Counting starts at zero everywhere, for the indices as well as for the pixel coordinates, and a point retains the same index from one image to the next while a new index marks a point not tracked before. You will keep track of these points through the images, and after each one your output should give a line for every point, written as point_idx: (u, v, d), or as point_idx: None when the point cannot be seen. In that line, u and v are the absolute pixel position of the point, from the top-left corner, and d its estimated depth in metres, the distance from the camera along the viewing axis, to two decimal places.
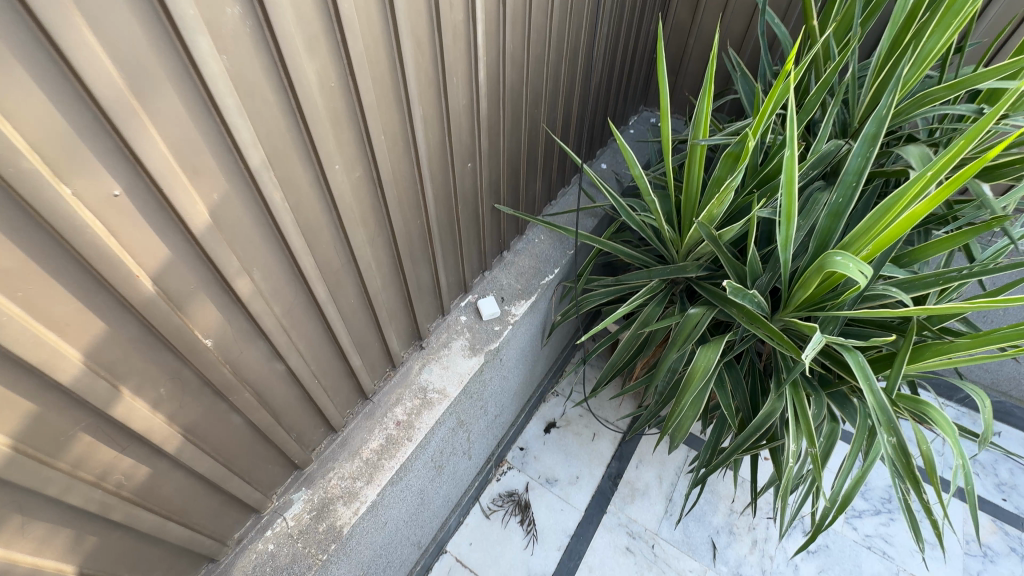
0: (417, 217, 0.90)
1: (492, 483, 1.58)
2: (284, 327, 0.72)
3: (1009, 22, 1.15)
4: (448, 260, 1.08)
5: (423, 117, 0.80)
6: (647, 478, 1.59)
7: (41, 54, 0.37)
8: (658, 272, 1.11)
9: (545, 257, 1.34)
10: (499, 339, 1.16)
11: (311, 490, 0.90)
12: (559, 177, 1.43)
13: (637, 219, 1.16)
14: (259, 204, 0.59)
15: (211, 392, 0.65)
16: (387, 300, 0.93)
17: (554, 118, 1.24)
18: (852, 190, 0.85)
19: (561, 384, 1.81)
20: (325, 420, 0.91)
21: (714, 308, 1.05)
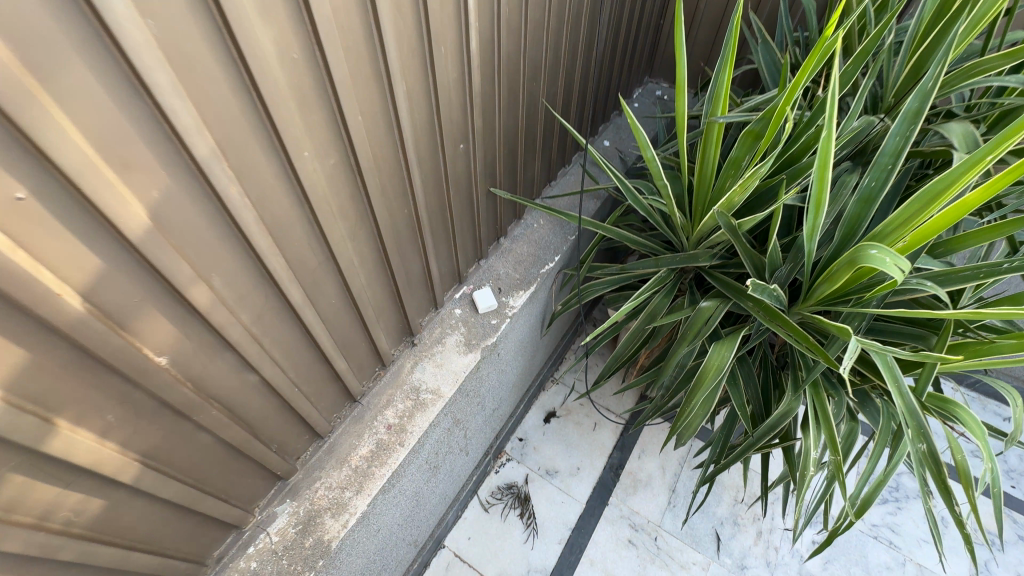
0: (404, 207, 0.82)
1: (491, 476, 1.54)
2: (255, 335, 0.64)
3: None
4: (440, 250, 0.99)
5: (407, 94, 0.70)
6: (649, 468, 1.55)
7: None
8: (666, 261, 1.05)
9: (545, 243, 1.25)
10: (497, 333, 1.09)
11: (297, 502, 0.84)
12: (560, 156, 1.34)
13: (644, 203, 1.07)
14: (213, 200, 0.51)
15: (172, 413, 0.57)
16: (374, 298, 0.85)
17: (555, 92, 1.13)
18: (886, 173, 0.77)
19: (560, 371, 1.75)
20: (309, 428, 0.84)
21: (728, 300, 0.98)
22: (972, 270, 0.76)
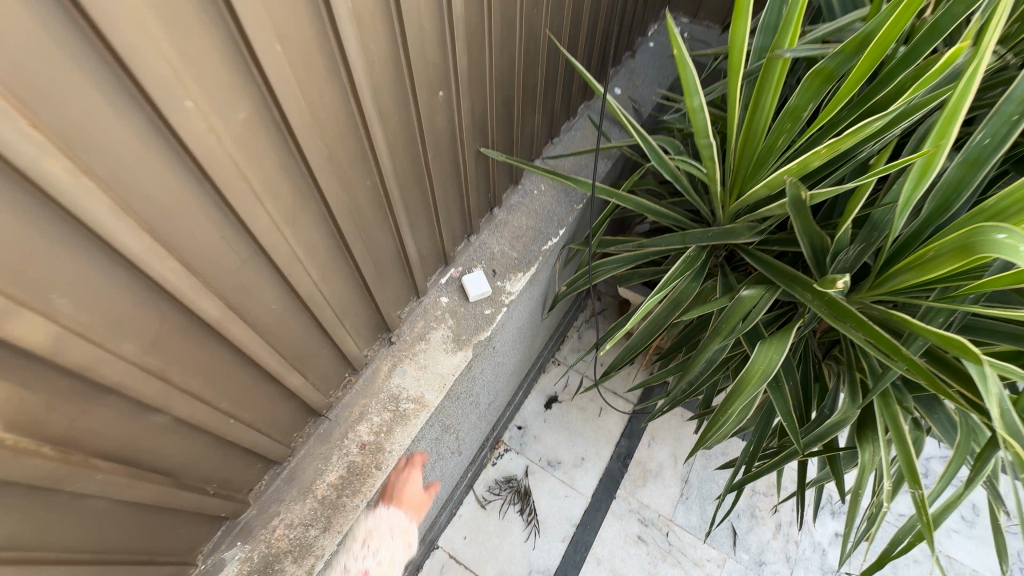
0: (366, 179, 0.62)
1: (487, 469, 1.41)
2: (155, 367, 0.46)
3: None
4: (419, 230, 0.80)
5: (357, 17, 0.49)
6: (660, 457, 1.43)
7: None
8: (694, 238, 0.86)
9: (547, 214, 1.06)
10: (491, 326, 0.91)
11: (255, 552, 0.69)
12: (564, 108, 1.11)
13: (671, 164, 0.87)
14: (27, 187, 0.32)
15: (35, 489, 0.41)
16: (334, 297, 0.67)
17: (559, 24, 0.90)
18: (1009, 127, 0.57)
19: (562, 351, 1.59)
20: (261, 457, 0.68)
21: (775, 288, 0.80)
22: None
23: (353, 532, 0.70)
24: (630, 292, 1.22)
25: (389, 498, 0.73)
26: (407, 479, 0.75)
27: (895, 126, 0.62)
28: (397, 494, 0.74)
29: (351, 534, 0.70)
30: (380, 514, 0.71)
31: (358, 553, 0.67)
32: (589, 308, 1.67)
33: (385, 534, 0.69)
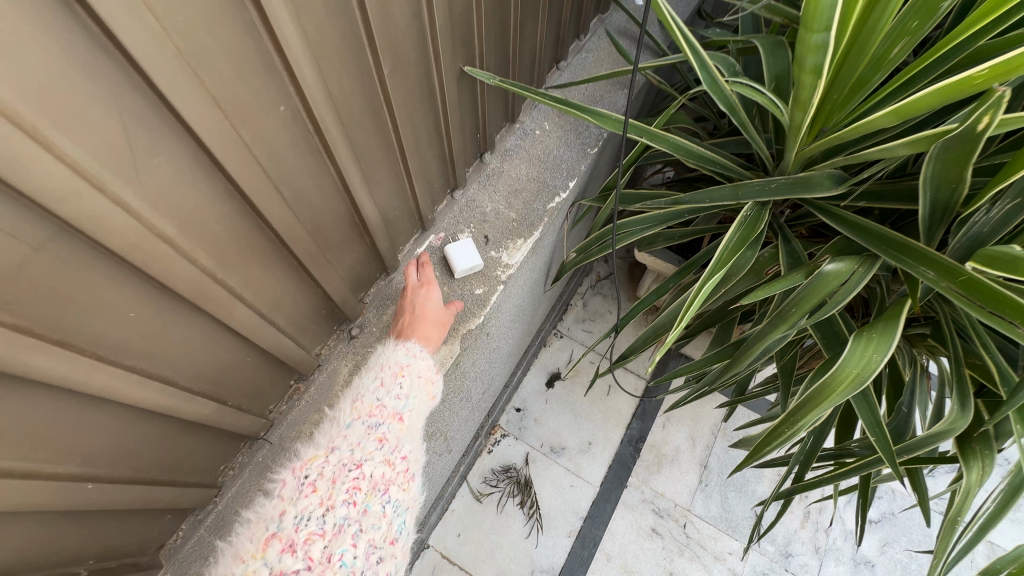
0: (278, 107, 0.39)
1: (482, 457, 1.25)
2: None
3: None
4: (381, 187, 0.57)
5: None
6: (676, 440, 1.27)
7: None
8: (752, 190, 0.64)
9: (553, 161, 0.82)
10: (484, 311, 0.71)
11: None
12: (573, 19, 0.85)
13: (727, 88, 0.63)
14: None
15: None
16: (250, 289, 0.46)
17: None
18: None
19: (565, 322, 1.39)
20: (169, 507, 0.50)
21: (871, 262, 0.59)
22: None
23: (381, 365, 0.60)
24: (651, 258, 1.01)
25: (413, 319, 0.62)
26: (429, 297, 0.64)
27: None
28: (420, 315, 0.63)
29: (378, 364, 0.60)
30: (411, 347, 0.60)
31: (390, 393, 0.58)
32: (595, 272, 1.46)
33: (417, 375, 0.60)
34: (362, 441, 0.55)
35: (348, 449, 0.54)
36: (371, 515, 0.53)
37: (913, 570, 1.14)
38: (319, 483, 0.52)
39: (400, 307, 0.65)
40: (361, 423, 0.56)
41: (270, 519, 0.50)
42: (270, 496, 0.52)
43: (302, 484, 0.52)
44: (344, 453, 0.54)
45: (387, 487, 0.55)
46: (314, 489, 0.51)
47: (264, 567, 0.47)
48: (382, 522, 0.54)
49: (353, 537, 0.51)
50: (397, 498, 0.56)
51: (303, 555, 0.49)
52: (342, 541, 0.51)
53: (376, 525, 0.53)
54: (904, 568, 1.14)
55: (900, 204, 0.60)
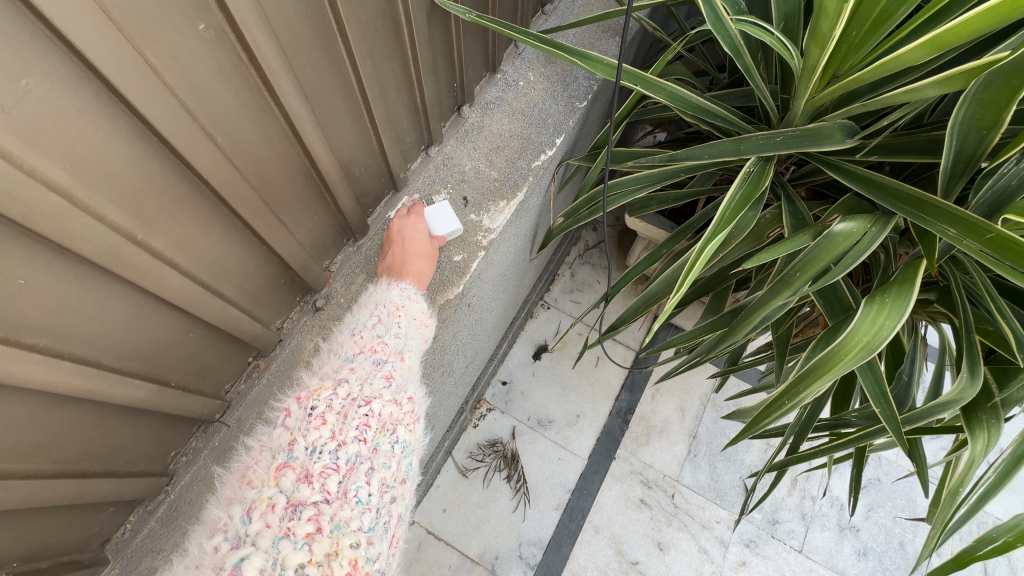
0: (195, 25, 0.31)
1: (468, 432, 1.21)
2: None
3: None
4: (341, 137, 0.50)
5: None
6: (666, 412, 1.25)
7: None
8: (756, 144, 0.58)
9: (538, 116, 0.75)
10: (463, 281, 0.65)
11: (190, 529, 0.45)
12: None
13: (732, 27, 0.56)
14: None
15: None
16: (185, 253, 0.39)
17: None
18: None
19: (552, 293, 1.35)
20: (110, 500, 0.44)
21: (885, 223, 0.54)
22: None
23: (379, 302, 0.55)
24: (642, 224, 0.95)
25: (403, 255, 0.59)
26: (417, 229, 0.61)
27: None
28: (409, 250, 0.59)
29: (372, 302, 0.55)
30: (406, 290, 0.56)
31: (389, 331, 0.53)
32: (584, 240, 1.41)
33: (412, 318, 0.55)
34: (371, 374, 0.50)
35: (355, 382, 0.49)
36: (382, 454, 0.47)
37: (896, 534, 1.15)
38: (329, 415, 0.46)
39: (387, 241, 0.61)
40: (366, 358, 0.51)
41: (280, 448, 0.46)
42: (276, 427, 0.48)
43: (310, 414, 0.47)
44: (352, 387, 0.48)
45: (399, 424, 0.49)
46: (324, 420, 0.46)
47: (279, 495, 0.43)
48: (395, 461, 0.48)
49: (368, 474, 0.46)
50: (408, 437, 0.50)
51: (320, 488, 0.44)
52: (357, 478, 0.45)
53: (389, 464, 0.48)
54: (887, 532, 1.15)
55: (916, 157, 0.55)
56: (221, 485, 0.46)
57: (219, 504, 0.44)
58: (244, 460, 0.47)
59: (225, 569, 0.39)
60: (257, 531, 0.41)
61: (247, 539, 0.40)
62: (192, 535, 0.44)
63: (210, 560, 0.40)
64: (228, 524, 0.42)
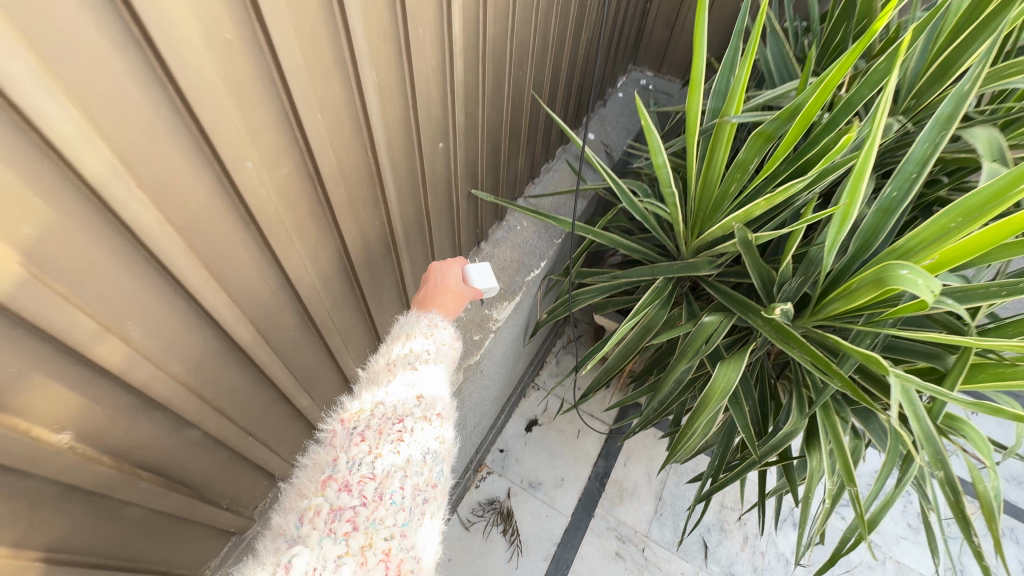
0: (374, 221, 0.70)
1: (471, 492, 1.45)
2: (197, 388, 0.53)
3: None
4: (417, 263, 0.88)
5: (381, 88, 0.58)
6: (635, 476, 1.50)
7: None
8: (662, 270, 0.97)
9: (529, 248, 1.15)
10: (480, 351, 0.98)
11: (262, 537, 0.51)
12: (543, 152, 1.23)
13: (640, 206, 0.97)
14: (130, 237, 0.39)
15: (85, 493, 0.46)
16: (342, 325, 0.74)
17: (541, 82, 1.03)
18: (910, 183, 0.69)
19: (543, 375, 1.67)
20: (268, 473, 0.73)
21: (731, 315, 0.91)
22: (992, 286, 0.72)
23: (407, 335, 0.64)
24: (605, 320, 1.32)
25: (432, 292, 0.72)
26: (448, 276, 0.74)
27: (821, 180, 0.71)
28: (440, 289, 0.73)
29: (401, 333, 0.65)
30: (433, 321, 0.66)
31: (420, 358, 0.61)
32: (567, 334, 1.76)
33: (441, 343, 0.65)
34: (404, 396, 0.57)
35: (391, 403, 0.56)
36: (414, 463, 0.53)
37: None
38: (367, 433, 0.53)
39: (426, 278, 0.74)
40: (399, 382, 0.58)
41: (326, 464, 0.52)
42: (325, 448, 0.54)
43: (352, 434, 0.53)
44: (387, 409, 0.55)
45: (427, 437, 0.55)
46: (362, 438, 0.53)
47: (324, 502, 0.48)
48: (426, 468, 0.53)
49: (403, 479, 0.51)
50: (436, 447, 0.56)
51: (358, 493, 0.48)
52: (392, 483, 0.50)
53: (420, 470, 0.53)
54: None
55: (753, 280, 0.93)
56: (284, 497, 0.53)
57: (281, 514, 0.51)
58: (302, 479, 0.53)
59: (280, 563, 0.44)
60: (307, 533, 0.46)
61: (300, 538, 0.46)
62: (263, 541, 0.50)
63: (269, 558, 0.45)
64: (289, 526, 0.48)
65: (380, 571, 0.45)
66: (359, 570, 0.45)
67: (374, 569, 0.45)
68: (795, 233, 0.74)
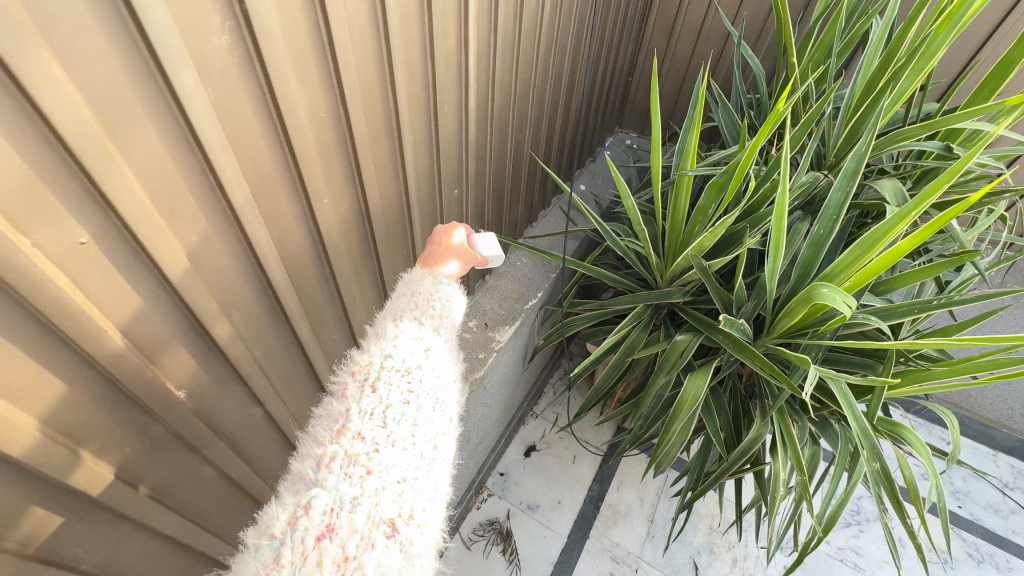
0: (402, 248, 0.87)
1: (472, 512, 1.53)
2: (265, 370, 0.67)
3: (981, 69, 1.28)
4: None
5: (415, 146, 0.77)
6: (628, 500, 1.59)
7: (15, 109, 0.33)
8: (643, 297, 1.10)
9: (528, 281, 1.32)
10: (484, 367, 1.12)
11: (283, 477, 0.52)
12: (540, 200, 1.43)
13: (621, 243, 1.15)
14: (243, 244, 0.55)
15: (182, 445, 0.59)
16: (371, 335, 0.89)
17: (537, 143, 1.24)
18: (832, 223, 0.85)
19: (541, 405, 1.79)
20: None
21: (699, 334, 1.06)
22: (907, 306, 0.87)
23: (414, 291, 0.60)
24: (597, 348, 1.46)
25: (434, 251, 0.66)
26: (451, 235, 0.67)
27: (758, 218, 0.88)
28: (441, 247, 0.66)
29: (408, 289, 0.61)
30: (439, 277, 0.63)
31: (425, 313, 0.58)
32: (563, 367, 1.89)
33: (445, 301, 0.60)
34: (412, 350, 0.54)
35: (400, 357, 0.53)
36: (425, 412, 0.51)
37: None
38: (378, 384, 0.51)
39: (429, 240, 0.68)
40: (407, 336, 0.55)
41: (340, 415, 0.51)
42: (338, 399, 0.53)
43: (363, 385, 0.51)
44: (396, 361, 0.53)
45: (436, 389, 0.53)
46: (373, 388, 0.51)
47: (338, 450, 0.47)
48: (435, 418, 0.52)
49: (413, 427, 0.50)
50: (445, 398, 0.54)
51: (370, 440, 0.48)
52: (403, 431, 0.49)
53: (430, 420, 0.51)
54: None
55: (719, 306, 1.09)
56: (300, 443, 0.52)
57: (299, 458, 0.50)
58: (316, 427, 0.52)
59: (302, 503, 0.45)
60: (324, 477, 0.46)
61: (317, 481, 0.46)
62: (284, 481, 0.51)
63: (293, 500, 0.46)
64: (306, 471, 0.48)
65: (394, 509, 0.46)
66: (374, 510, 0.45)
67: (389, 509, 0.46)
68: (741, 260, 0.91)
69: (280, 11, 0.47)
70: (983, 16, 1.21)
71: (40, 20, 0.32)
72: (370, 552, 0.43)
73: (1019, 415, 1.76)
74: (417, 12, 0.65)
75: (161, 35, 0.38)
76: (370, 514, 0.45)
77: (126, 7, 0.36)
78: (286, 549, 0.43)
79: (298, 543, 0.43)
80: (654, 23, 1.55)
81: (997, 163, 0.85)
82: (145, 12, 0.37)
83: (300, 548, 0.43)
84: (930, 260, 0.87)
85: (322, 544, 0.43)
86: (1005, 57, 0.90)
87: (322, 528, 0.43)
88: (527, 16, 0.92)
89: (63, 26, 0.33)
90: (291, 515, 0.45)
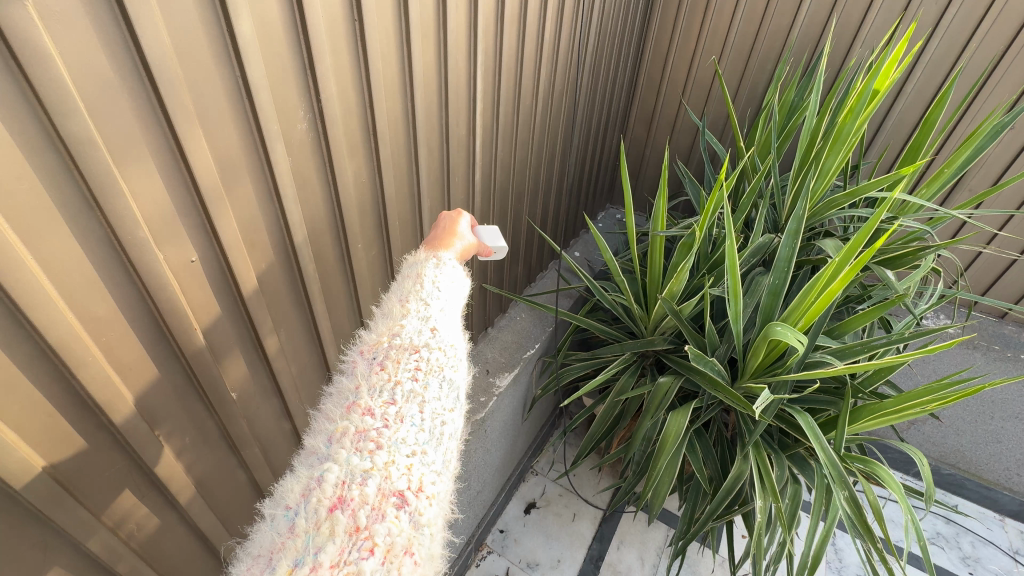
0: None
1: (471, 570, 1.53)
2: (296, 386, 0.79)
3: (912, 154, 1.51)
4: None
5: (431, 208, 0.95)
6: (629, 560, 1.58)
7: (171, 162, 0.50)
8: (629, 345, 1.22)
9: (527, 333, 1.45)
10: (485, 410, 1.22)
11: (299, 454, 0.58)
12: (538, 263, 1.61)
13: (609, 297, 1.29)
14: (295, 274, 0.70)
15: (225, 445, 0.70)
16: None
17: (535, 213, 1.44)
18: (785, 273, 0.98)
19: (542, 462, 1.83)
20: None
21: (680, 377, 1.16)
22: (859, 346, 0.98)
23: (418, 274, 0.66)
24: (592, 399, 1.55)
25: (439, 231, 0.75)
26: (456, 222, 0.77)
27: None
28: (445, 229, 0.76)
29: (412, 272, 0.67)
30: (441, 258, 0.69)
31: (431, 293, 0.64)
32: (563, 424, 1.95)
33: (445, 277, 0.67)
34: (418, 330, 0.60)
35: (407, 336, 0.59)
36: (431, 389, 0.57)
37: None
38: (386, 362, 0.57)
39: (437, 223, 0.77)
40: (412, 317, 0.61)
41: (350, 392, 0.57)
42: (349, 377, 0.60)
43: (372, 363, 0.58)
44: (403, 340, 0.59)
45: (444, 366, 0.59)
46: (383, 366, 0.57)
47: (350, 424, 0.54)
48: (443, 395, 0.57)
49: (421, 404, 0.55)
50: (453, 376, 0.59)
51: (380, 417, 0.54)
52: (411, 408, 0.55)
53: (438, 397, 0.57)
54: None
55: None
56: (315, 419, 0.59)
57: (312, 435, 0.57)
58: (330, 407, 0.59)
59: (314, 477, 0.51)
60: (336, 450, 0.52)
61: (330, 455, 0.52)
62: (299, 456, 0.57)
63: (308, 474, 0.52)
64: (320, 446, 0.54)
65: (403, 483, 0.50)
66: (383, 483, 0.50)
67: (398, 482, 0.50)
68: (707, 305, 1.05)
69: (342, 107, 0.67)
70: (906, 113, 1.46)
71: (198, 109, 0.50)
72: (380, 523, 0.48)
73: (1017, 475, 1.76)
74: (438, 110, 0.87)
75: (266, 120, 0.56)
76: (381, 486, 0.50)
77: (249, 102, 0.54)
78: (301, 519, 0.49)
79: (313, 512, 0.48)
80: (635, 118, 1.84)
81: (917, 224, 1.01)
82: (260, 105, 0.55)
83: (315, 517, 0.48)
84: (873, 305, 1.00)
85: (335, 514, 0.48)
86: (913, 142, 1.12)
87: (334, 499, 0.49)
88: (524, 113, 1.16)
89: (209, 112, 0.51)
90: (305, 487, 0.51)
